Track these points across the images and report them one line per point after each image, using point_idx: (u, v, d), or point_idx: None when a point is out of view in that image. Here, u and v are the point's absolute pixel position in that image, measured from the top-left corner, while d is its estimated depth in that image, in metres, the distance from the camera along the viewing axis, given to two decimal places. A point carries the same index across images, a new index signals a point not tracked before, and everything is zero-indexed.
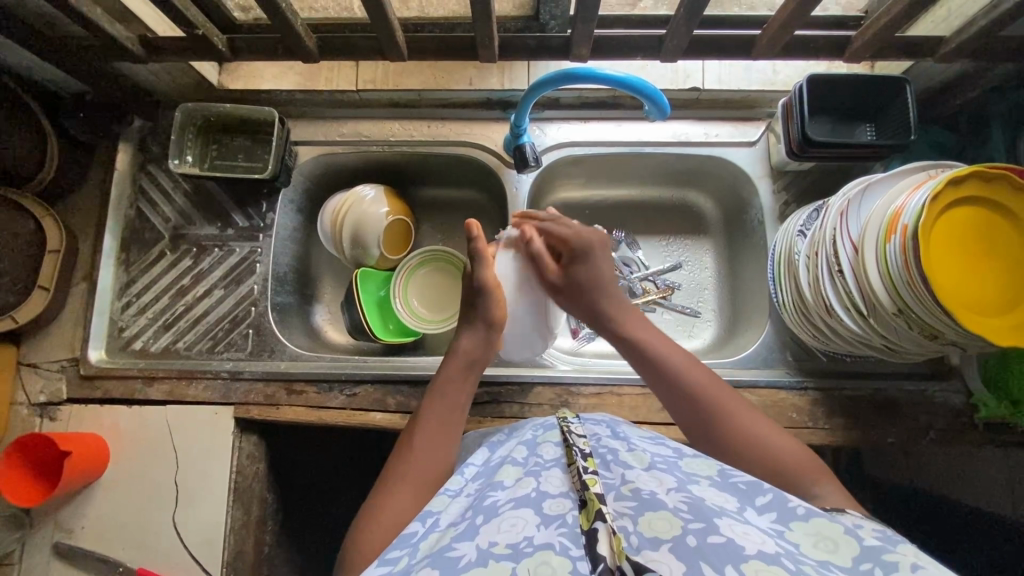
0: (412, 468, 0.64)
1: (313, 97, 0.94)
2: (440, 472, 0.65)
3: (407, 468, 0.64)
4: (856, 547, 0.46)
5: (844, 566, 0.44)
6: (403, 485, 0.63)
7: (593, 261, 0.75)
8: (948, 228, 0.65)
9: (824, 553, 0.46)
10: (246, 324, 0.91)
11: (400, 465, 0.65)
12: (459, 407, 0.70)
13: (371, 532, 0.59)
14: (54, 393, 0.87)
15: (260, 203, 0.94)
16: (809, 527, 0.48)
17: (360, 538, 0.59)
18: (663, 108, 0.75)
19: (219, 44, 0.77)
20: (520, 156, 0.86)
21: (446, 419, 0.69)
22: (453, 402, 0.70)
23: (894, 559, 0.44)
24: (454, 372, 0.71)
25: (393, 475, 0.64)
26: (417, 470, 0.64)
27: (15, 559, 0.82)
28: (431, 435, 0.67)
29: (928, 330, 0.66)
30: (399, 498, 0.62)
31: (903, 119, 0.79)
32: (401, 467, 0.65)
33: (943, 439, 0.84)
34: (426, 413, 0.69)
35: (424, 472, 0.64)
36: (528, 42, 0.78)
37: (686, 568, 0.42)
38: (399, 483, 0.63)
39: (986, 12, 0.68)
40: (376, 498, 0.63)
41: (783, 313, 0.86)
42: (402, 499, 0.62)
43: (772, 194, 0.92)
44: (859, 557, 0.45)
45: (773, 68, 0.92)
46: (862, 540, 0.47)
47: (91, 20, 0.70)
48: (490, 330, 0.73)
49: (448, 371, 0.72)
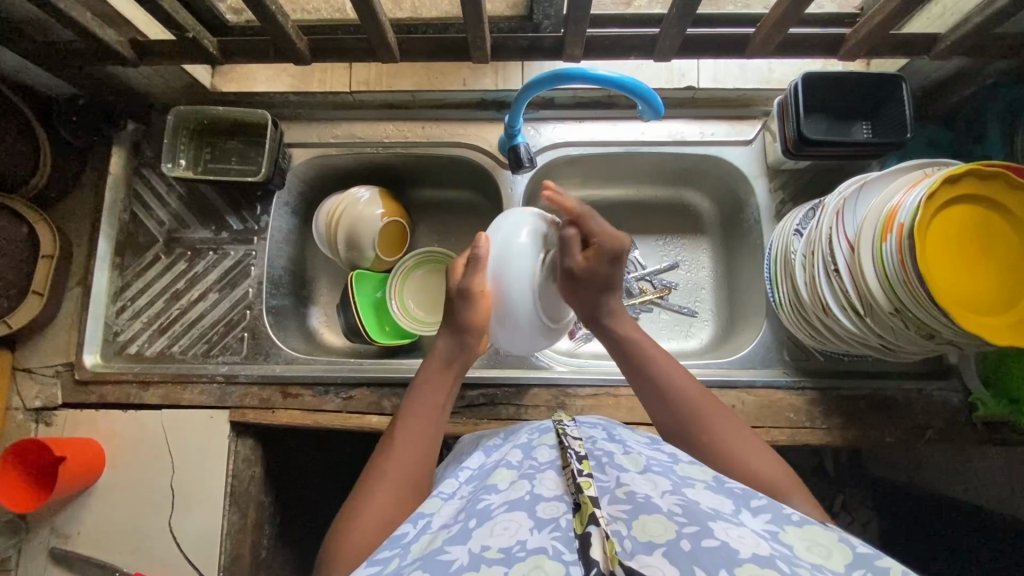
0: (391, 467, 0.64)
1: (307, 99, 0.94)
2: (420, 473, 0.65)
3: (388, 468, 0.64)
4: (850, 553, 0.45)
5: (836, 570, 0.44)
6: (383, 485, 0.62)
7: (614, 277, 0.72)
8: (944, 229, 0.64)
9: (817, 557, 0.45)
10: (241, 328, 0.91)
11: (380, 468, 0.64)
12: (439, 409, 0.70)
13: (353, 536, 0.58)
14: (50, 398, 0.87)
15: (254, 206, 0.94)
16: (803, 533, 0.48)
17: (340, 545, 0.58)
18: (656, 108, 0.74)
19: (208, 46, 0.76)
20: (514, 156, 0.86)
21: (426, 421, 0.69)
22: (433, 401, 0.70)
23: (886, 564, 0.44)
24: (435, 373, 0.72)
25: (373, 477, 0.63)
26: (397, 472, 0.64)
27: (12, 564, 0.82)
28: (411, 438, 0.67)
29: (925, 329, 0.66)
30: (381, 500, 0.61)
31: (899, 117, 0.79)
32: (381, 468, 0.64)
33: (942, 438, 0.83)
34: (406, 416, 0.69)
35: (405, 472, 0.64)
36: (520, 42, 0.78)
37: (681, 574, 0.41)
38: (379, 485, 0.62)
39: (981, 9, 0.68)
40: (357, 502, 0.62)
41: (780, 312, 0.85)
42: (384, 501, 0.61)
43: (769, 193, 0.92)
44: (853, 563, 0.44)
45: (769, 67, 0.91)
46: (858, 547, 0.46)
47: (80, 24, 0.70)
48: (461, 334, 0.73)
49: (428, 371, 0.73)
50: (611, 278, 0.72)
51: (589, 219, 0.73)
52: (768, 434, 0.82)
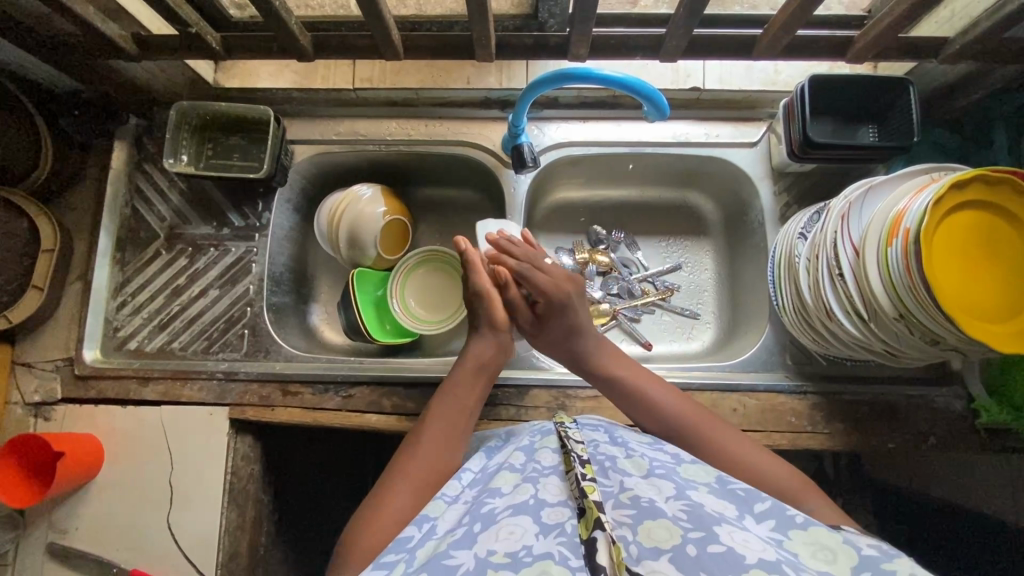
0: (411, 466, 0.64)
1: (310, 95, 0.93)
2: (438, 474, 0.64)
3: (408, 467, 0.63)
4: (855, 555, 0.46)
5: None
6: (402, 483, 0.62)
7: (570, 310, 0.75)
8: (951, 237, 0.63)
9: (823, 564, 0.46)
10: (242, 325, 0.90)
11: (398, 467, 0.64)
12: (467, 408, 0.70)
13: (369, 531, 0.58)
14: (48, 392, 0.87)
15: (256, 202, 0.93)
16: (808, 537, 0.48)
17: (354, 542, 0.58)
18: (662, 109, 0.73)
19: (212, 41, 0.76)
20: (517, 155, 0.85)
21: (453, 419, 0.68)
22: (458, 404, 0.70)
23: (892, 568, 0.44)
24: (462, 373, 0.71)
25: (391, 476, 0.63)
26: (417, 470, 0.63)
27: (10, 559, 0.82)
28: (435, 435, 0.67)
29: (930, 335, 0.65)
30: (397, 500, 0.60)
31: (905, 121, 0.78)
32: (401, 466, 0.64)
33: (945, 445, 0.83)
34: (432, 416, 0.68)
35: (420, 472, 0.63)
36: (526, 41, 0.77)
37: None
38: (397, 484, 0.62)
39: (990, 14, 0.67)
40: (375, 499, 0.61)
41: (783, 317, 0.84)
42: (400, 496, 0.61)
43: (773, 196, 0.91)
44: (857, 566, 0.45)
45: (774, 69, 0.90)
46: (862, 549, 0.47)
47: (83, 19, 0.70)
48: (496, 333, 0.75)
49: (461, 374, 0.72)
50: (565, 323, 0.75)
51: (538, 263, 0.77)
52: (769, 438, 0.82)
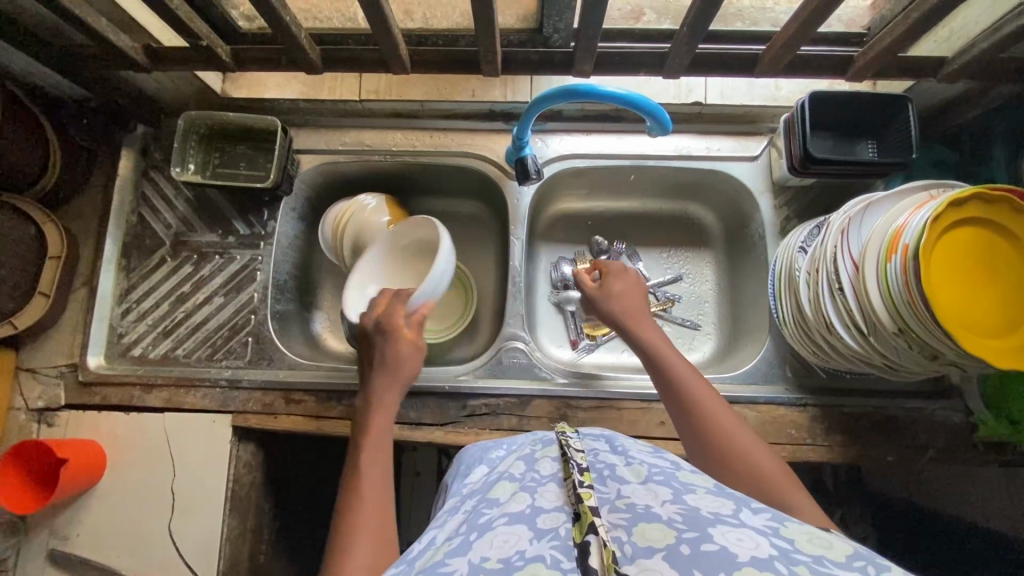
0: (361, 516, 0.60)
1: (317, 106, 0.95)
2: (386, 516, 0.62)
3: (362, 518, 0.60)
4: (848, 547, 0.46)
5: (837, 560, 0.44)
6: (358, 536, 0.58)
7: (626, 276, 0.86)
8: (948, 253, 0.64)
9: (818, 547, 0.45)
10: (245, 333, 0.91)
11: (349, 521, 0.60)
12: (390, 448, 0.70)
13: None
14: (52, 399, 0.87)
15: (261, 211, 0.94)
16: (802, 527, 0.48)
17: None
18: (663, 124, 0.75)
19: (222, 54, 0.77)
20: (521, 168, 0.86)
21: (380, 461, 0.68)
22: (382, 445, 0.70)
23: (886, 561, 0.44)
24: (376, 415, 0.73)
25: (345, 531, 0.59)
26: (374, 507, 0.62)
27: (11, 565, 0.82)
28: (378, 477, 0.65)
29: (927, 349, 0.66)
30: (359, 550, 0.57)
31: (904, 137, 0.79)
32: (354, 517, 0.60)
33: (943, 457, 0.84)
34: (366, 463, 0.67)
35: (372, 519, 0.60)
36: (530, 57, 0.79)
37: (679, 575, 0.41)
38: (352, 538, 0.58)
39: (988, 34, 0.69)
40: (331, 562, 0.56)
41: (783, 330, 0.85)
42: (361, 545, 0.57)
43: (773, 210, 0.92)
44: (854, 554, 0.45)
45: (775, 85, 0.93)
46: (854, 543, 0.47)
47: (94, 31, 0.71)
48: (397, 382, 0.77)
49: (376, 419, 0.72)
50: (619, 287, 0.84)
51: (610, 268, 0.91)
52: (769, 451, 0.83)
